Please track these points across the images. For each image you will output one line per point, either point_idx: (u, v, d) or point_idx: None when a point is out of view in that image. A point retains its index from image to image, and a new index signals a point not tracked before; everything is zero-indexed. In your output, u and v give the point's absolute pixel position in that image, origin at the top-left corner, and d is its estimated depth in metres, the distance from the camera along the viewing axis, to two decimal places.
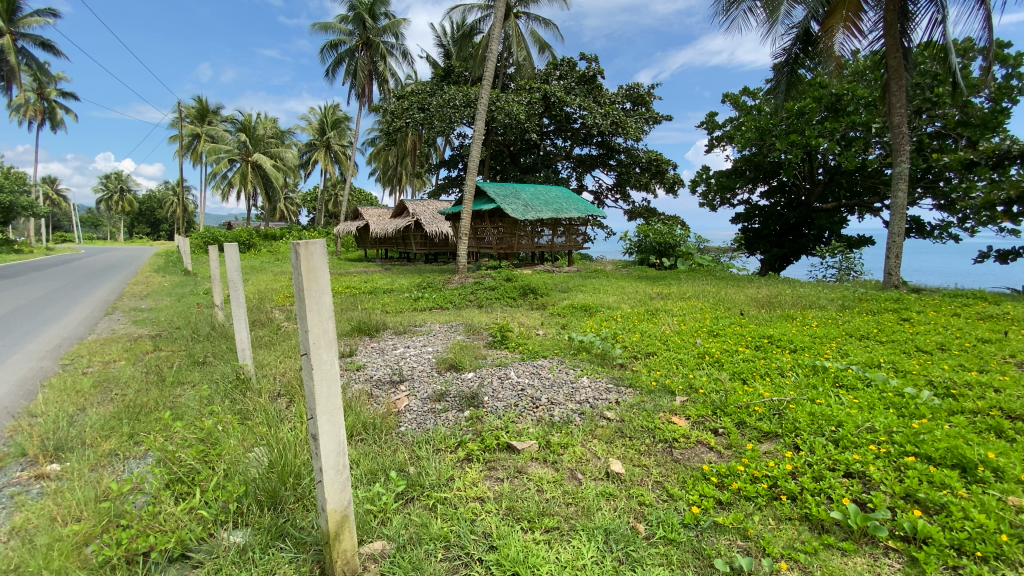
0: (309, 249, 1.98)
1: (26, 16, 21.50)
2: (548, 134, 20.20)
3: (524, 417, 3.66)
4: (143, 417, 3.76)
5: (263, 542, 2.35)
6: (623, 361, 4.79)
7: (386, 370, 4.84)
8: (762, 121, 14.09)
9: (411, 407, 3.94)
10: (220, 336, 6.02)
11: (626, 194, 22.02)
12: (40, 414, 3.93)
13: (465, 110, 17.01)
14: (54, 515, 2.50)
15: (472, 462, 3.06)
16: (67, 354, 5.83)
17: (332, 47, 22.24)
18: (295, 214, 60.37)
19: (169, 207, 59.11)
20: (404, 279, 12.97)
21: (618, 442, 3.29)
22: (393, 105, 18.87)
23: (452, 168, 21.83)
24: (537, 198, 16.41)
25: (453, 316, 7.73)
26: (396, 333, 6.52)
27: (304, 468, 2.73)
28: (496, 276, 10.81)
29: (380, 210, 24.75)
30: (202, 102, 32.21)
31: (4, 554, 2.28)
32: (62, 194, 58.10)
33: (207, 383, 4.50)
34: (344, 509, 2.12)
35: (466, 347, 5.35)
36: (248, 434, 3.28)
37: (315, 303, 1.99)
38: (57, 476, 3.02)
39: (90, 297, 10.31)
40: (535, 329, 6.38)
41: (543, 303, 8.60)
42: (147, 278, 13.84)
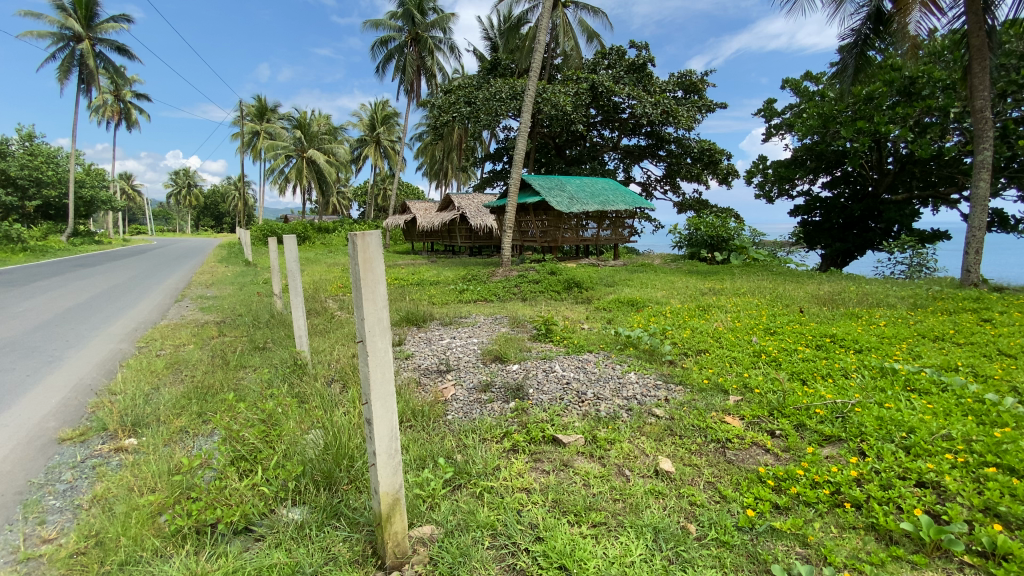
0: (366, 240, 2.02)
1: (103, 22, 23.15)
2: (595, 125, 19.87)
3: (570, 410, 3.63)
4: (210, 398, 4.00)
5: (319, 520, 2.45)
6: (673, 358, 4.66)
7: (434, 360, 4.93)
8: (826, 107, 13.25)
9: (458, 396, 3.99)
10: (279, 323, 6.31)
11: (675, 185, 21.41)
12: (119, 391, 4.27)
13: (511, 102, 17.00)
14: (133, 486, 2.73)
15: (518, 453, 3.07)
16: (143, 337, 6.29)
17: (382, 44, 22.76)
18: (346, 208, 62.47)
19: (232, 201, 62.69)
20: (450, 272, 13.12)
21: (667, 439, 3.21)
22: (441, 100, 19.10)
23: (497, 161, 21.85)
24: (583, 190, 16.23)
25: (498, 308, 7.77)
26: (443, 324, 6.64)
27: (358, 451, 2.83)
28: (541, 268, 10.76)
29: (427, 204, 25.19)
30: (261, 101, 33.79)
31: (88, 520, 2.50)
32: (137, 190, 62.72)
33: (267, 366, 4.76)
34: (396, 493, 2.17)
35: (512, 339, 5.35)
36: (305, 417, 3.42)
37: (371, 292, 2.04)
38: (134, 449, 3.27)
39: (161, 285, 11.04)
40: (580, 323, 6.31)
41: (588, 297, 8.47)
42: (212, 268, 14.68)
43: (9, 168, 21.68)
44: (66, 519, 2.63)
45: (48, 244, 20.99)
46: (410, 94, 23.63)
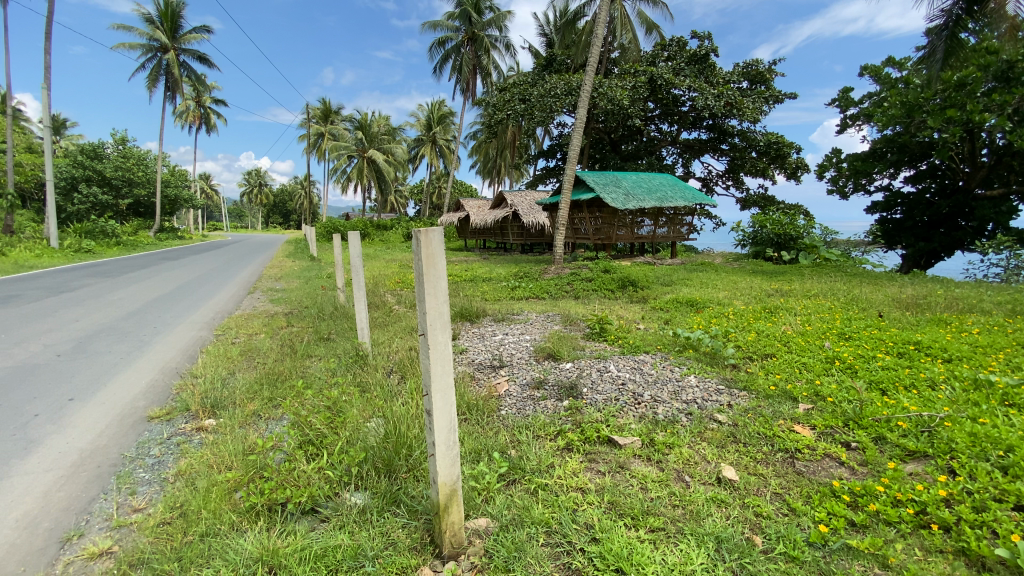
0: (428, 236, 2.08)
1: (186, 33, 25.00)
2: (653, 119, 19.36)
3: (626, 412, 3.55)
4: (279, 384, 4.24)
5: (379, 506, 2.53)
6: (736, 362, 4.45)
7: (487, 355, 4.98)
8: (911, 95, 12.20)
9: (511, 393, 3.99)
10: (341, 316, 6.60)
11: (739, 181, 20.49)
12: (200, 375, 4.62)
13: (566, 98, 16.85)
14: (211, 463, 2.93)
15: (573, 452, 3.03)
16: (220, 325, 6.77)
17: (440, 44, 23.23)
18: (403, 206, 64.44)
19: (298, 200, 66.24)
20: (502, 269, 13.21)
21: (730, 446, 3.07)
22: (496, 98, 19.23)
23: (550, 158, 21.76)
24: (640, 186, 15.88)
25: (550, 305, 7.75)
26: (496, 320, 6.67)
27: (416, 441, 2.92)
28: (594, 266, 10.62)
29: (480, 202, 25.50)
30: (326, 103, 35.42)
31: (174, 492, 2.72)
32: (215, 189, 67.64)
33: (331, 356, 4.98)
34: (453, 484, 2.21)
35: (565, 337, 5.30)
36: (367, 406, 3.55)
37: (433, 287, 2.08)
38: (212, 430, 3.53)
39: (235, 278, 11.82)
40: (635, 322, 6.17)
41: (645, 297, 8.26)
42: (280, 262, 15.60)
43: (106, 170, 23.97)
44: (154, 490, 2.87)
45: (139, 239, 23.05)
46: (466, 93, 24.00)
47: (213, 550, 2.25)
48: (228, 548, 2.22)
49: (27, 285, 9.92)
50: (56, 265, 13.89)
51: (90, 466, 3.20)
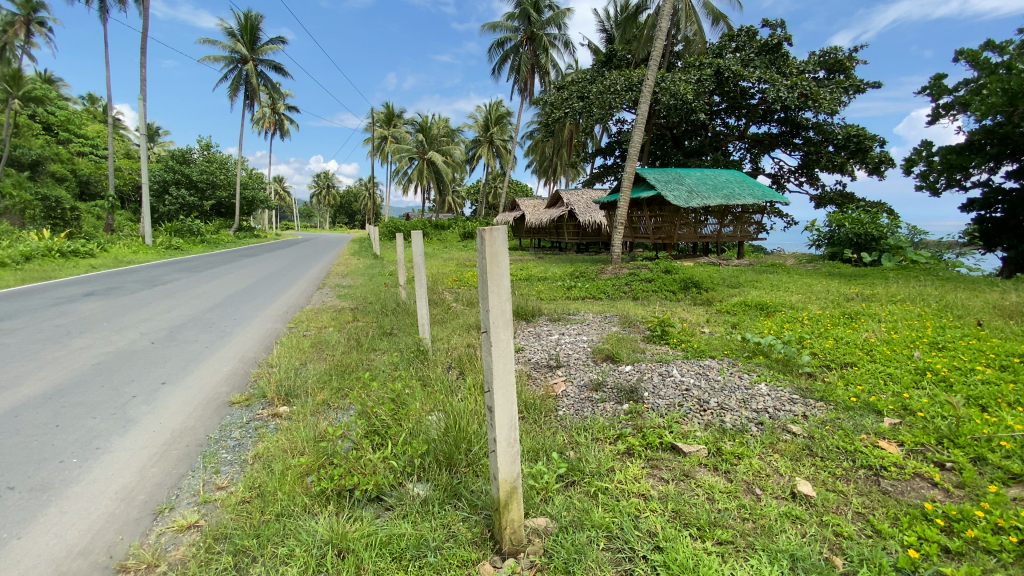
0: (492, 235, 2.08)
1: (263, 45, 26.76)
2: (718, 113, 18.60)
3: (690, 419, 3.41)
4: (346, 375, 4.45)
5: (440, 498, 2.59)
6: (812, 370, 4.16)
7: (544, 354, 4.97)
8: (1016, 80, 10.98)
9: (569, 393, 3.95)
10: (403, 312, 6.82)
11: (813, 177, 19.25)
12: (275, 364, 4.94)
13: (626, 94, 16.51)
14: (286, 448, 3.12)
15: (634, 457, 2.95)
16: (292, 318, 7.20)
17: (499, 45, 23.46)
18: (459, 207, 65.76)
19: (362, 200, 69.20)
20: (558, 269, 13.16)
21: (806, 460, 2.88)
22: (554, 96, 19.15)
23: (608, 155, 21.41)
24: (704, 183, 15.27)
25: (607, 306, 7.63)
26: (551, 319, 6.64)
27: (476, 437, 2.97)
28: (653, 266, 10.34)
29: (536, 201, 25.53)
30: (389, 107, 36.74)
31: (252, 473, 2.92)
32: (287, 191, 72.01)
33: (394, 350, 5.16)
34: (513, 481, 2.22)
35: (624, 339, 5.18)
36: (429, 399, 3.65)
37: (496, 285, 2.09)
38: (286, 417, 3.75)
39: (304, 274, 12.50)
40: (700, 326, 5.94)
41: (709, 299, 7.92)
42: (345, 260, 16.34)
43: (193, 173, 26.13)
44: (236, 470, 3.09)
45: (220, 237, 24.96)
46: (523, 93, 24.10)
47: (287, 530, 2.39)
48: (301, 529, 2.36)
49: (127, 278, 10.98)
50: (150, 261, 15.26)
51: (180, 445, 3.50)
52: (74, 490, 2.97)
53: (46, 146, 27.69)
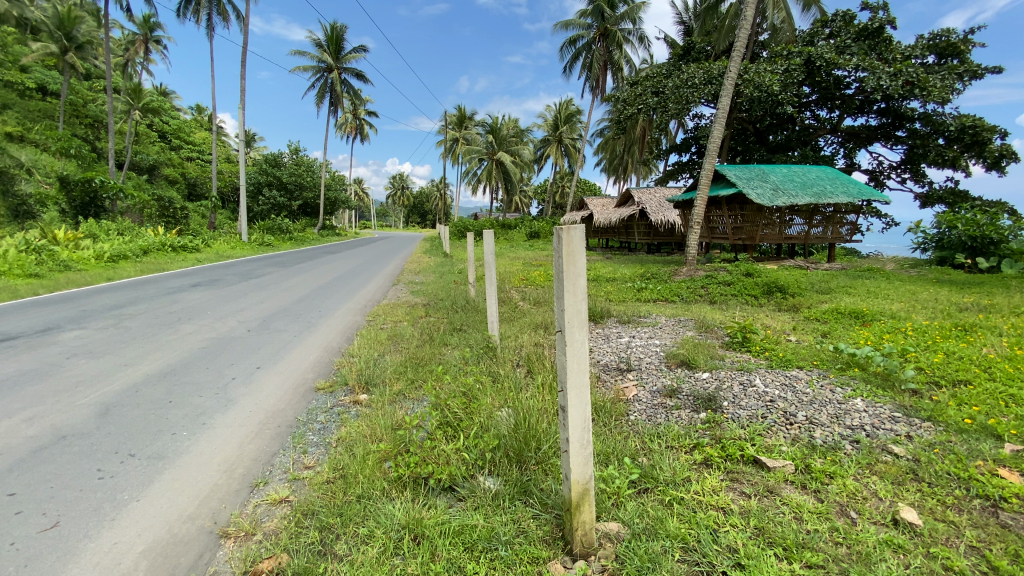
0: (570, 234, 2.05)
1: (347, 54, 28.43)
2: (808, 105, 17.35)
3: (775, 432, 3.21)
4: (420, 367, 4.64)
5: (511, 494, 2.62)
6: (918, 387, 3.76)
7: (614, 357, 4.87)
8: None
9: (640, 398, 3.85)
10: (473, 309, 6.98)
11: (918, 173, 17.42)
12: (356, 355, 5.25)
13: (705, 88, 15.84)
14: (365, 435, 3.31)
15: (712, 469, 2.82)
16: (370, 312, 7.59)
17: (571, 43, 23.32)
18: (527, 207, 66.30)
19: (434, 201, 71.77)
20: (628, 269, 12.88)
21: (909, 484, 2.62)
22: (626, 93, 18.75)
23: (684, 152, 20.64)
24: (791, 180, 14.30)
25: (681, 309, 7.35)
26: (621, 321, 6.52)
27: (546, 436, 2.98)
28: (732, 268, 9.85)
29: (605, 200, 25.20)
30: (461, 110, 37.76)
31: (336, 455, 3.13)
32: (365, 192, 76.29)
33: (464, 346, 5.29)
34: (586, 482, 2.20)
35: (701, 345, 4.96)
36: (498, 395, 3.71)
37: (571, 285, 2.07)
38: (366, 405, 3.98)
39: (381, 271, 13.15)
40: (785, 333, 5.57)
41: (796, 306, 7.39)
42: (417, 257, 17.05)
43: (283, 176, 28.32)
44: (321, 452, 3.32)
45: (306, 235, 26.92)
46: (595, 90, 23.83)
47: (367, 512, 2.53)
48: (381, 513, 2.49)
49: (228, 271, 12.14)
50: (246, 256, 16.71)
51: (273, 424, 3.81)
52: (184, 459, 3.32)
53: (162, 153, 31.30)
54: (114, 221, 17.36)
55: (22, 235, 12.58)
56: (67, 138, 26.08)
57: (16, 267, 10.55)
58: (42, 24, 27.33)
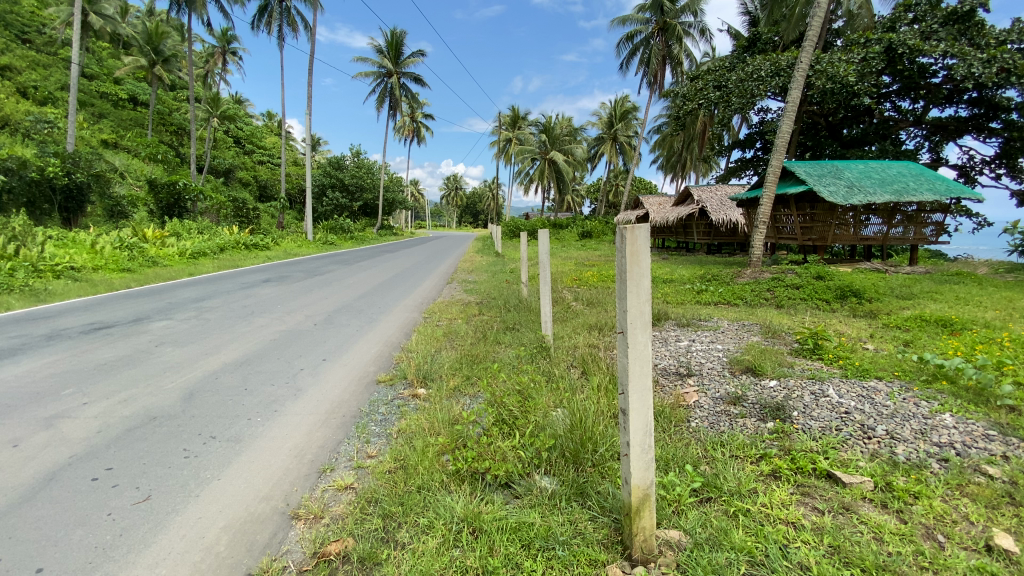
0: (634, 233, 2.02)
1: (406, 58, 29.32)
2: (888, 96, 16.13)
3: (851, 446, 3.01)
4: (476, 364, 4.71)
5: (567, 495, 2.61)
6: (1016, 405, 3.41)
7: (672, 361, 4.74)
8: None
9: (702, 404, 3.73)
10: (526, 308, 7.02)
11: (1016, 168, 15.76)
12: (413, 350, 5.41)
13: (772, 80, 15.07)
14: (424, 428, 3.42)
15: (781, 481, 2.69)
16: (425, 309, 7.78)
17: (628, 39, 22.84)
18: (579, 206, 65.96)
19: (486, 201, 72.93)
20: (685, 270, 12.49)
21: (1007, 510, 2.38)
22: (686, 88, 18.17)
23: (747, 148, 19.75)
24: (868, 177, 13.34)
25: (745, 313, 7.02)
26: (679, 324, 6.34)
27: (602, 438, 2.95)
28: (801, 271, 9.31)
29: (662, 199, 24.61)
30: (514, 110, 38.01)
31: (397, 447, 3.25)
32: (420, 192, 78.70)
33: (518, 345, 5.31)
34: (647, 488, 2.16)
35: (767, 351, 4.73)
36: (554, 395, 3.71)
37: (635, 285, 2.03)
38: (424, 399, 4.09)
39: (435, 269, 13.46)
40: (862, 341, 5.20)
41: (873, 312, 6.88)
42: (470, 256, 17.36)
43: (345, 177, 29.69)
44: (383, 442, 3.46)
45: (365, 234, 28.07)
46: (653, 86, 23.27)
47: (427, 503, 2.61)
48: (440, 505, 2.56)
49: (294, 268, 12.85)
50: (310, 254, 17.67)
51: (339, 413, 4.01)
52: (259, 443, 3.55)
53: (236, 158, 33.70)
54: (194, 221, 18.81)
55: (117, 233, 13.88)
56: (155, 144, 28.52)
57: (111, 263, 11.66)
58: (135, 40, 30.02)
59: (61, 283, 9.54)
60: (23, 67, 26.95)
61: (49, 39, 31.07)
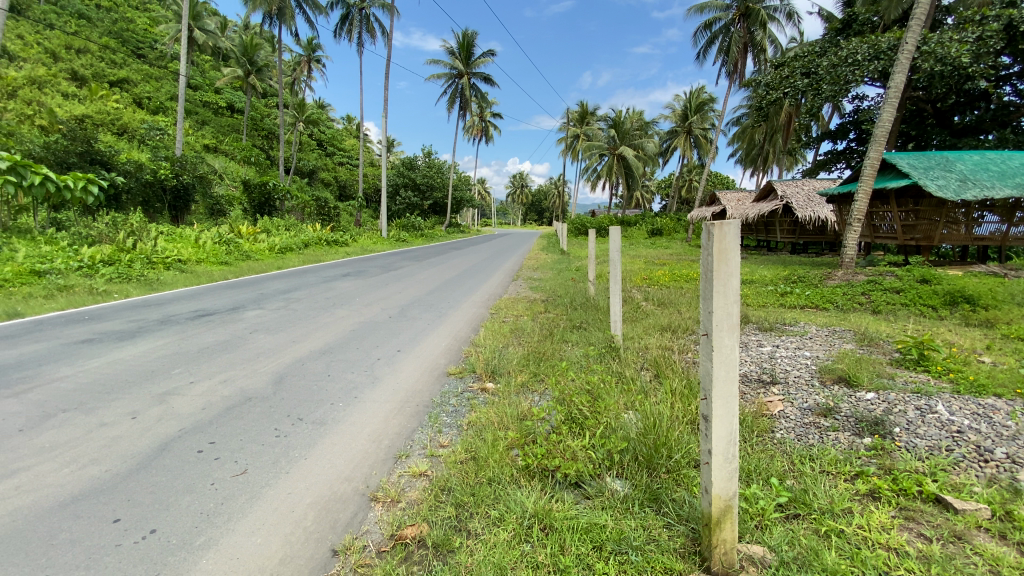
0: (723, 230, 1.91)
1: (477, 58, 29.83)
2: (1010, 77, 14.25)
3: (964, 469, 2.70)
4: (544, 361, 4.72)
5: (640, 499, 2.55)
6: None
7: (754, 367, 4.48)
8: None
9: (787, 415, 3.49)
10: (593, 307, 6.93)
11: None
12: (481, 345, 5.51)
13: (871, 64, 13.75)
14: (493, 422, 3.48)
15: (880, 503, 2.46)
16: (493, 305, 7.89)
17: (706, 27, 21.87)
18: (649, 203, 64.18)
19: (552, 198, 72.95)
20: (765, 271, 11.77)
21: None
22: (770, 76, 17.06)
23: (839, 139, 18.22)
24: (985, 169, 11.89)
25: (836, 318, 6.51)
26: (761, 328, 5.99)
27: (677, 443, 2.85)
28: (901, 274, 8.47)
29: (740, 195, 23.36)
30: (583, 106, 37.58)
31: (467, 438, 3.33)
32: (487, 191, 80.27)
33: (586, 344, 5.27)
34: (729, 499, 2.06)
35: (863, 360, 4.34)
36: (625, 396, 3.63)
37: (723, 285, 1.94)
38: (493, 393, 4.17)
39: (502, 266, 13.62)
40: (977, 354, 4.64)
41: (990, 321, 6.11)
42: (536, 254, 17.42)
43: (416, 177, 30.81)
44: (454, 433, 3.56)
45: (435, 232, 29.03)
46: (732, 76, 22.09)
47: (498, 496, 2.65)
48: (511, 499, 2.60)
49: (370, 263, 13.56)
50: (385, 250, 18.56)
51: (413, 403, 4.18)
52: (341, 427, 3.78)
53: (319, 160, 36.07)
54: (282, 219, 20.38)
55: (218, 229, 15.34)
56: (249, 148, 31.16)
57: (212, 256, 12.87)
58: (233, 53, 32.88)
59: (171, 274, 10.69)
60: (140, 81, 30.29)
61: (162, 54, 34.76)
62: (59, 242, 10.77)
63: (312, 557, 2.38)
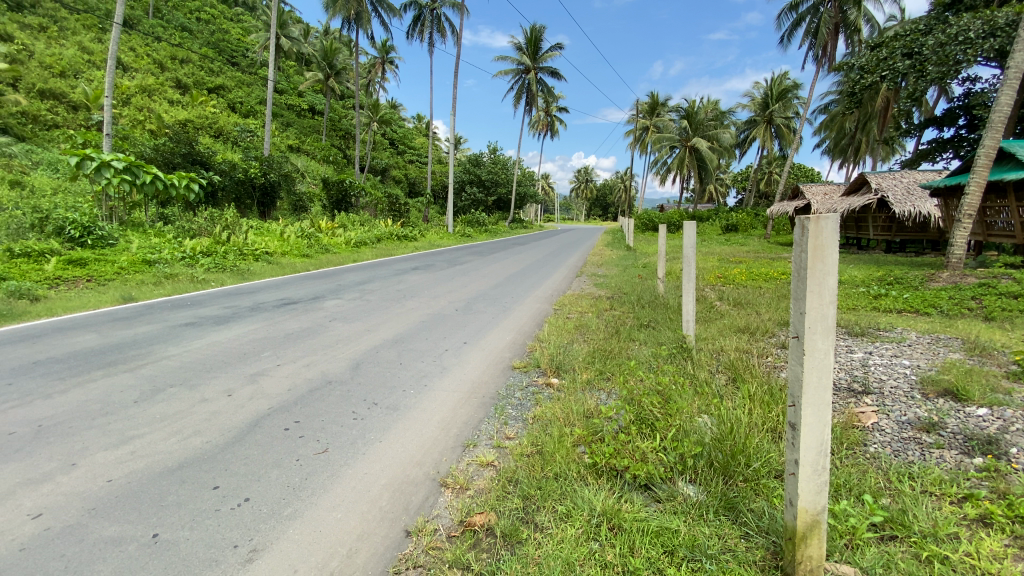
0: (819, 225, 1.80)
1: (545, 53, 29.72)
2: None
3: None
4: (610, 359, 4.65)
5: (715, 507, 2.45)
6: None
7: (843, 374, 4.15)
8: None
9: (883, 428, 3.21)
10: (662, 306, 6.72)
11: None
12: (546, 341, 5.52)
13: (987, 42, 12.20)
14: (559, 418, 3.49)
15: (993, 530, 2.20)
16: (556, 301, 7.86)
17: (792, 9, 20.38)
18: (723, 197, 61.15)
19: (619, 193, 71.47)
20: (854, 271, 10.85)
21: None
22: (865, 58, 15.63)
23: (946, 125, 16.36)
24: None
25: (939, 325, 5.88)
26: (850, 333, 5.53)
27: (755, 451, 2.71)
28: (1021, 276, 7.49)
29: (827, 188, 21.66)
30: (653, 98, 36.36)
31: (533, 432, 3.36)
32: (552, 186, 80.06)
33: (654, 343, 5.12)
34: (817, 513, 1.93)
35: (975, 372, 3.88)
36: (697, 399, 3.51)
37: (817, 284, 1.81)
38: (559, 389, 4.17)
39: (566, 262, 13.49)
40: None
41: None
42: (601, 250, 17.17)
43: (482, 173, 31.30)
44: (520, 426, 3.61)
45: (500, 227, 29.42)
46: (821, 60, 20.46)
47: (565, 491, 2.66)
48: (579, 495, 2.60)
49: (437, 258, 13.94)
50: (451, 245, 19.05)
51: (479, 394, 4.27)
52: (412, 413, 3.94)
53: (391, 158, 37.64)
54: (357, 215, 21.52)
55: (300, 224, 16.47)
56: (328, 148, 33.11)
57: (295, 249, 13.83)
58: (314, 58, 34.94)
59: (259, 265, 11.60)
60: (234, 87, 32.99)
61: (253, 62, 37.62)
62: (166, 234, 12.01)
63: (387, 535, 2.51)
